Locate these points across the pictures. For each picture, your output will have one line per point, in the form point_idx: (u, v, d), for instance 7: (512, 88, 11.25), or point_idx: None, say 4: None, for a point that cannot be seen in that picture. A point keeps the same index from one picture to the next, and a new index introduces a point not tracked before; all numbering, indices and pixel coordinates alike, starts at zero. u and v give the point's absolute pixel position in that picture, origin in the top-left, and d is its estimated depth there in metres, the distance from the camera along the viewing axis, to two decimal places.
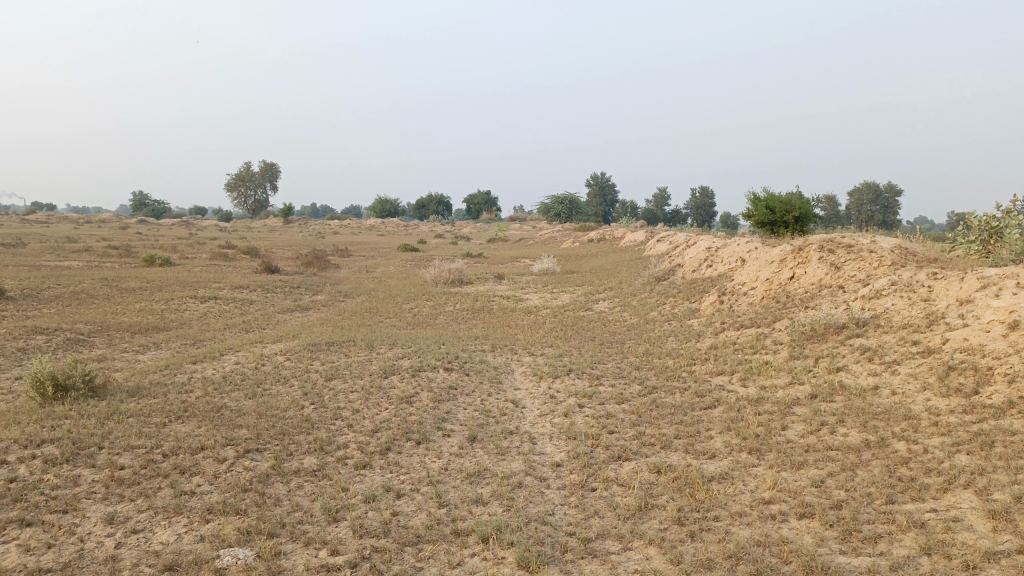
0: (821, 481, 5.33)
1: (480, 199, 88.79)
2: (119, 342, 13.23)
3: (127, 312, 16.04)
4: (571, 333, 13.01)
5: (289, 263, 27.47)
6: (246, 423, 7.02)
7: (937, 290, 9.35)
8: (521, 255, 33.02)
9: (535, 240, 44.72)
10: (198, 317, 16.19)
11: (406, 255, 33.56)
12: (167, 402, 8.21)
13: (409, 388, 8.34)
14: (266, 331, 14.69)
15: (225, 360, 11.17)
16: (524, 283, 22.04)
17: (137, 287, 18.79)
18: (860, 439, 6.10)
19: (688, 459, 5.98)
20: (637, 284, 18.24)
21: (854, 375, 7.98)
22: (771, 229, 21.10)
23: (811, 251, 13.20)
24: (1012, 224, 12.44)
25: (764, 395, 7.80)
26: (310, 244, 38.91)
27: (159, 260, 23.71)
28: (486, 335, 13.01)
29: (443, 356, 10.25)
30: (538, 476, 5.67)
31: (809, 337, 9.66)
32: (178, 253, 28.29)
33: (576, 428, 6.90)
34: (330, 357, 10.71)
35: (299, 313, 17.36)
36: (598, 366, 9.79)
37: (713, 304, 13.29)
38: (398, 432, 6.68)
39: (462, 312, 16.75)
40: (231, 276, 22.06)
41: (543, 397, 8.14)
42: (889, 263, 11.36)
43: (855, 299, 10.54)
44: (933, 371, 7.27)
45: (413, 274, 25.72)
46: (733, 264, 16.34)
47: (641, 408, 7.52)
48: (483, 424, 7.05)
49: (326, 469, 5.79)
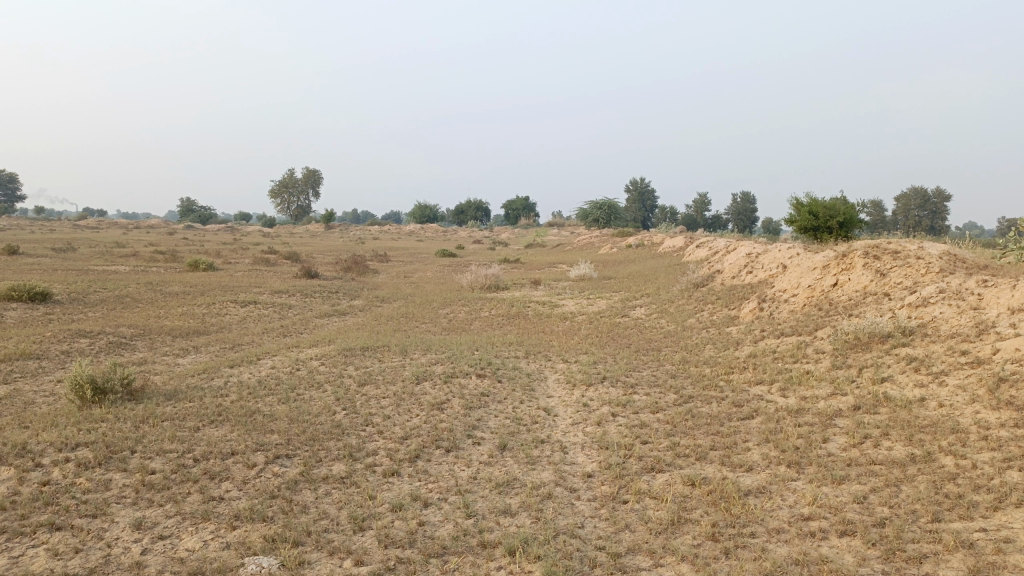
0: (863, 497, 5.11)
1: (519, 205, 88.92)
2: (159, 345, 13.44)
3: (169, 315, 16.31)
4: (607, 340, 12.85)
5: (328, 268, 27.73)
6: (278, 428, 7.03)
7: (987, 298, 9.00)
8: (559, 261, 32.91)
9: (573, 245, 44.60)
10: (238, 322, 16.38)
11: (443, 260, 33.64)
12: (202, 406, 8.27)
13: (441, 395, 8.28)
14: (303, 335, 14.81)
15: (261, 365, 11.26)
16: (560, 289, 21.89)
17: (179, 291, 19.12)
18: (905, 453, 5.85)
19: (723, 471, 5.80)
20: (675, 290, 17.97)
21: (899, 386, 7.70)
22: (813, 234, 20.67)
23: (855, 257, 12.85)
24: None
25: (804, 405, 7.57)
26: (350, 249, 39.31)
27: (202, 265, 24.12)
28: (521, 341, 12.90)
29: (476, 362, 10.18)
30: (568, 487, 5.55)
31: (852, 346, 9.38)
32: (220, 258, 28.75)
33: (609, 437, 6.76)
34: (364, 362, 10.72)
35: (336, 318, 17.46)
36: (633, 373, 9.63)
37: (753, 311, 13.02)
38: (427, 439, 6.62)
39: (498, 318, 16.69)
40: (271, 280, 22.31)
41: (576, 405, 8.01)
42: (936, 270, 10.98)
43: (901, 307, 10.21)
44: (983, 383, 6.96)
45: (450, 279, 25.74)
46: (774, 270, 16.01)
47: (676, 418, 7.35)
48: (514, 432, 6.95)
49: (353, 477, 5.74)
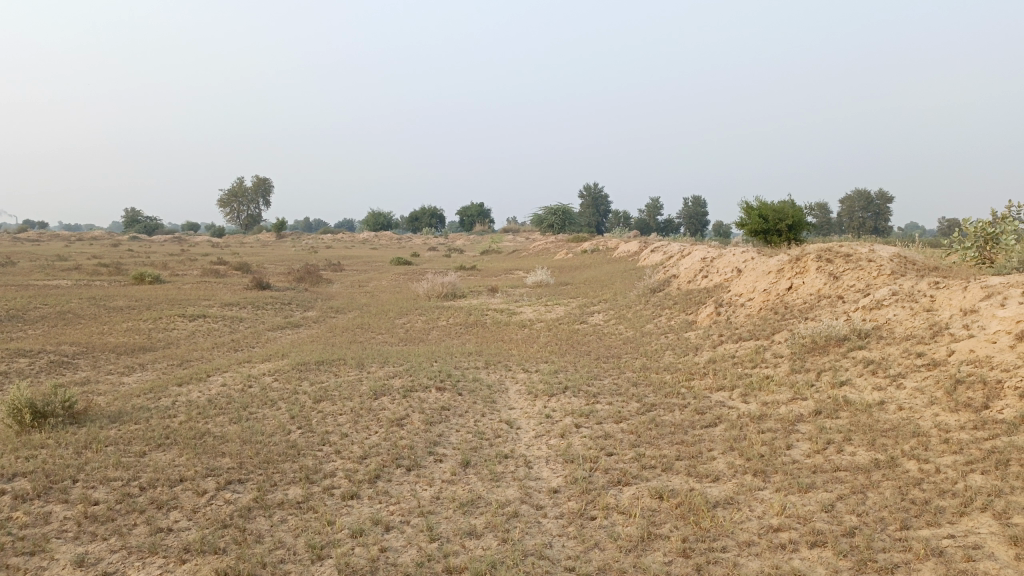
0: (831, 506, 5.08)
1: (473, 211, 88.76)
2: (104, 363, 12.92)
3: (113, 332, 15.72)
4: (567, 348, 12.76)
5: (280, 278, 27.17)
6: (229, 451, 6.75)
7: (939, 299, 9.14)
8: (515, 267, 32.84)
9: (528, 251, 44.63)
10: (187, 337, 15.88)
11: (398, 268, 33.29)
12: (148, 429, 7.91)
13: (400, 410, 8.07)
14: (255, 349, 14.42)
15: (211, 382, 10.88)
16: (517, 296, 21.78)
17: (125, 305, 18.48)
18: (869, 458, 5.86)
19: (690, 483, 5.73)
20: (632, 295, 18.00)
21: (858, 390, 7.74)
22: (764, 237, 20.94)
23: (808, 261, 13.00)
24: (1008, 230, 12.27)
25: (766, 411, 7.56)
26: (302, 258, 38.67)
27: (148, 278, 23.40)
28: (480, 351, 12.73)
29: (435, 374, 9.97)
30: (534, 505, 5.41)
31: (810, 350, 9.43)
32: (168, 270, 27.98)
33: (573, 450, 6.64)
34: (319, 377, 10.42)
35: (289, 331, 17.06)
36: (595, 382, 9.53)
37: (710, 316, 13.07)
38: (387, 458, 6.41)
39: (456, 327, 16.49)
40: (221, 293, 21.75)
41: (539, 417, 7.88)
42: (888, 272, 11.15)
43: (855, 309, 10.32)
44: (940, 385, 7.03)
45: (406, 287, 25.43)
46: (729, 274, 16.14)
47: (640, 428, 7.27)
48: (476, 448, 6.79)
49: (310, 501, 5.51)
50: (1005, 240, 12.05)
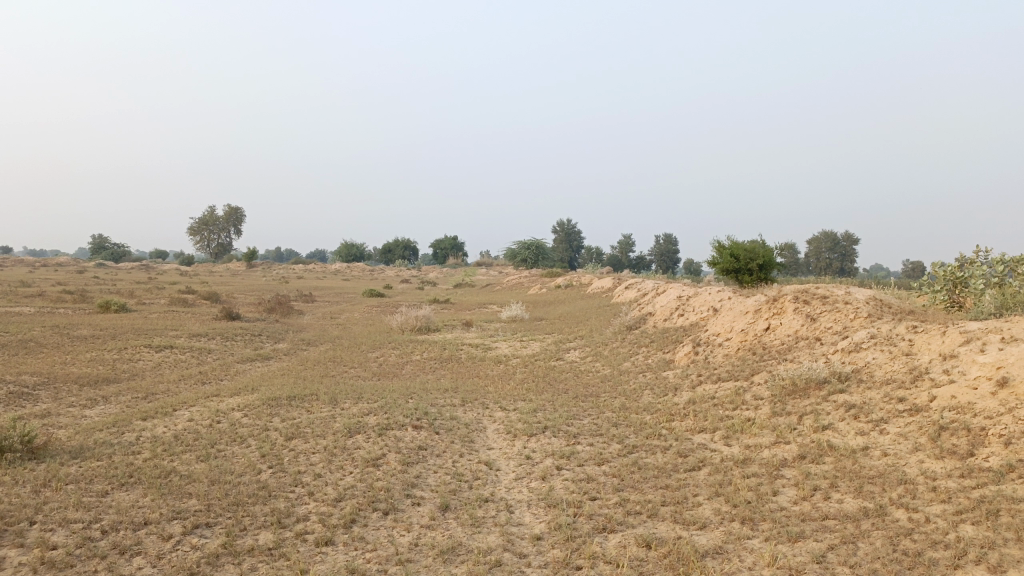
0: (822, 556, 4.96)
1: (447, 244, 88.78)
2: (65, 395, 12.47)
3: (76, 362, 15.25)
4: (544, 385, 12.61)
5: (251, 309, 26.73)
6: (196, 492, 6.46)
7: (917, 343, 9.17)
8: (488, 301, 32.71)
9: (501, 285, 44.56)
10: (153, 368, 15.45)
11: (370, 301, 32.98)
12: (111, 466, 7.58)
13: (375, 449, 7.83)
14: (223, 382, 14.05)
15: (178, 417, 10.53)
16: (492, 331, 21.60)
17: (89, 334, 17.98)
18: (857, 506, 5.76)
19: (677, 530, 5.57)
20: (608, 332, 17.92)
21: (841, 434, 7.67)
22: (736, 276, 21.05)
23: (785, 302, 13.04)
24: (978, 275, 12.42)
25: (749, 455, 7.46)
26: (273, 289, 38.19)
27: (114, 306, 22.87)
28: (456, 387, 12.52)
29: (410, 411, 9.74)
30: (517, 552, 5.21)
31: (790, 392, 9.38)
32: (135, 298, 27.48)
33: (555, 494, 6.45)
34: (290, 413, 10.13)
35: (259, 364, 16.68)
36: (574, 422, 9.37)
37: (688, 355, 13.01)
38: (363, 501, 6.18)
39: (430, 362, 16.25)
40: (189, 323, 21.28)
41: (518, 458, 7.69)
42: (864, 315, 11.20)
43: (834, 352, 10.32)
44: (924, 431, 7.00)
45: (379, 320, 25.13)
46: (705, 313, 16.15)
47: (623, 471, 7.11)
48: (455, 491, 6.58)
49: (282, 548, 5.26)
50: (974, 284, 12.18)
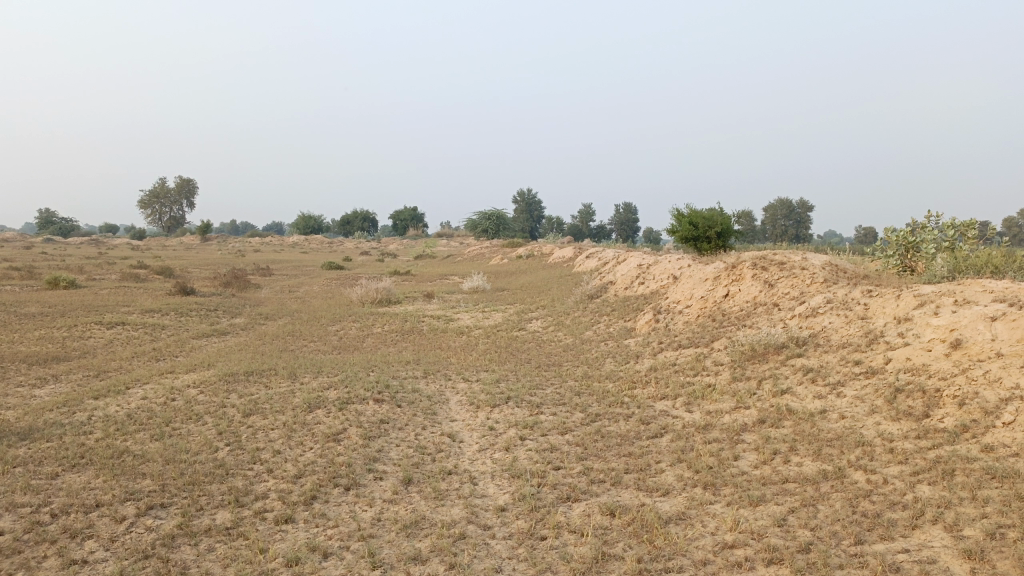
0: (783, 519, 5.02)
1: (407, 215, 87.98)
2: (12, 375, 12.07)
3: (24, 340, 14.75)
4: (506, 356, 12.56)
5: (207, 283, 26.19)
6: (151, 472, 6.28)
7: (873, 307, 9.31)
8: (449, 272, 32.53)
9: (462, 256, 44.37)
10: (104, 346, 15.02)
11: (330, 273, 32.54)
12: (61, 447, 7.34)
13: (336, 424, 7.71)
14: (179, 359, 13.74)
15: (131, 395, 10.25)
16: (453, 302, 21.47)
17: (37, 312, 17.41)
18: (816, 469, 5.84)
19: (641, 497, 5.58)
20: (569, 302, 17.93)
21: (799, 398, 7.76)
22: (694, 244, 21.21)
23: (743, 269, 13.14)
24: (929, 240, 12.65)
25: (710, 421, 7.51)
26: (229, 263, 37.41)
27: (63, 282, 22.18)
28: (417, 359, 12.40)
29: (371, 385, 9.61)
30: (481, 525, 5.17)
31: (749, 357, 9.47)
32: (85, 274, 26.71)
33: (519, 464, 6.43)
34: (248, 389, 9.93)
35: (216, 339, 16.34)
36: (537, 392, 9.35)
37: (649, 323, 13.07)
38: (324, 476, 6.08)
39: (391, 335, 16.08)
40: (142, 299, 20.74)
41: (482, 430, 7.64)
42: (821, 280, 11.35)
43: (791, 317, 10.44)
44: (880, 394, 7.11)
45: (338, 293, 24.80)
46: (665, 281, 16.23)
47: (586, 439, 7.11)
48: (418, 464, 6.51)
49: (241, 527, 5.14)
50: (926, 249, 12.41)
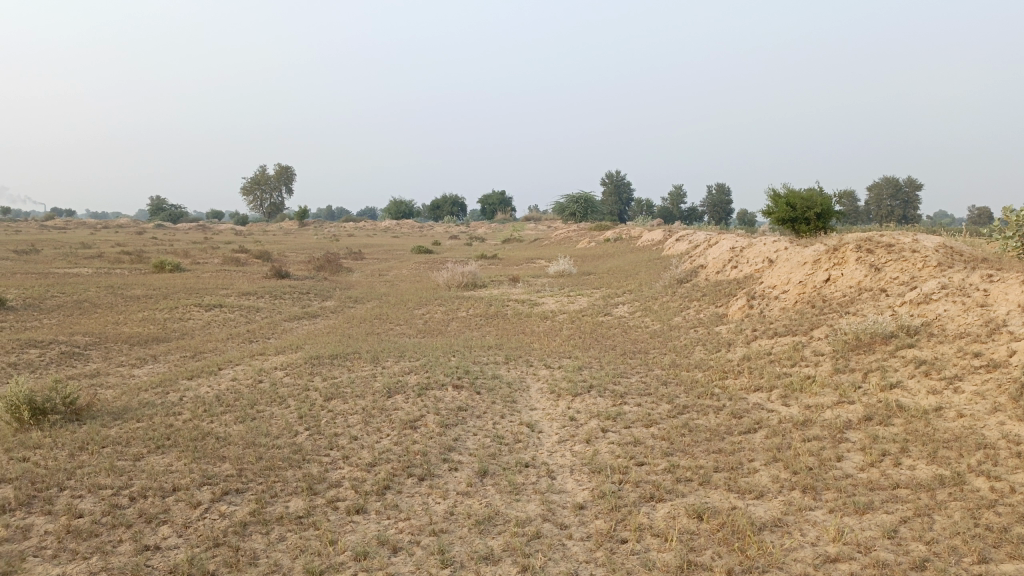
0: (894, 531, 4.51)
1: (495, 199, 88.20)
2: (115, 355, 12.57)
3: (128, 321, 15.39)
4: (591, 342, 12.20)
5: (301, 266, 26.87)
6: (229, 455, 6.28)
7: (994, 294, 8.47)
8: (536, 256, 32.30)
9: (550, 240, 43.95)
10: (201, 327, 15.51)
11: (418, 257, 32.81)
12: (149, 427, 7.50)
13: (414, 410, 7.57)
14: (270, 341, 14.02)
15: (221, 376, 10.46)
16: (539, 286, 21.21)
17: (142, 294, 18.18)
18: (931, 474, 5.27)
19: (732, 500, 5.15)
20: (658, 286, 17.35)
21: (910, 393, 7.10)
22: (792, 225, 20.17)
23: (847, 251, 12.30)
24: None
25: (809, 416, 6.95)
26: (323, 247, 38.28)
27: (169, 266, 23.15)
28: (500, 344, 12.20)
29: (452, 370, 9.44)
30: (558, 523, 4.89)
31: (853, 348, 8.78)
32: (189, 258, 27.90)
33: (600, 459, 6.10)
34: (331, 372, 9.95)
35: (306, 322, 16.63)
36: (621, 380, 8.97)
37: (742, 309, 12.43)
38: (398, 466, 5.92)
39: (476, 319, 15.96)
40: (239, 282, 21.39)
41: (563, 420, 7.35)
42: (934, 264, 10.45)
43: (901, 304, 9.65)
44: (1004, 390, 6.42)
45: (426, 276, 24.96)
46: (760, 265, 15.46)
47: (672, 433, 6.70)
48: (495, 455, 6.28)
49: (312, 516, 5.03)
50: None
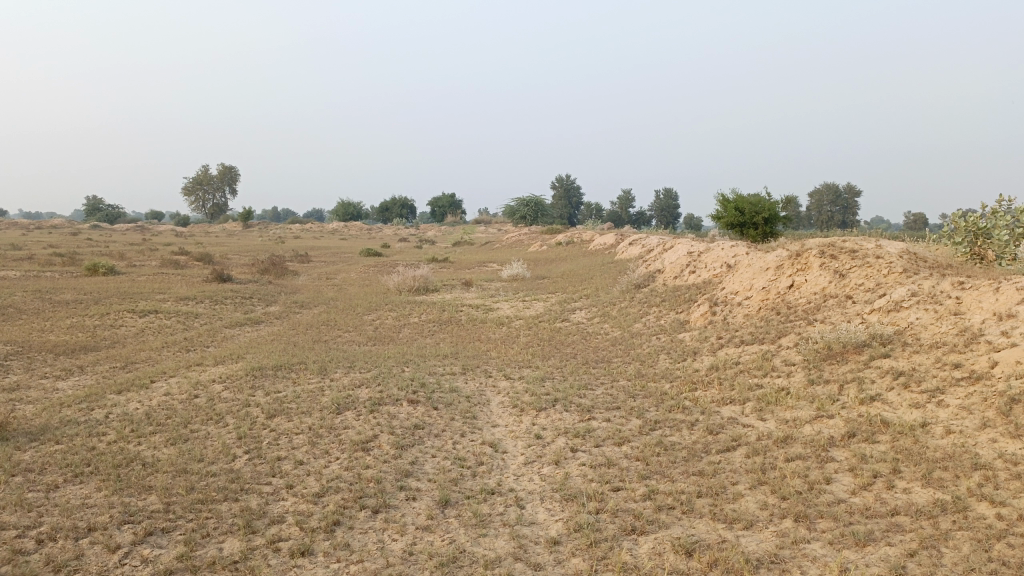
0: (901, 567, 4.10)
1: (445, 201, 87.43)
2: (39, 366, 11.58)
3: (54, 329, 14.33)
4: (551, 349, 11.70)
5: (244, 269, 25.81)
6: (158, 485, 5.59)
7: (966, 302, 8.24)
8: (488, 260, 31.80)
9: (500, 243, 43.44)
10: (135, 335, 14.51)
11: (367, 261, 31.88)
12: (68, 451, 6.70)
13: (365, 430, 6.94)
14: (209, 350, 13.18)
15: (154, 390, 9.62)
16: (493, 291, 20.65)
17: (71, 299, 17.04)
18: (929, 498, 4.90)
19: (720, 531, 4.70)
20: (614, 291, 16.96)
21: (892, 407, 6.76)
22: (740, 230, 20.07)
23: (810, 257, 12.05)
24: (1001, 225, 11.46)
25: (789, 432, 6.56)
26: (269, 249, 37.00)
27: (103, 268, 21.94)
28: (456, 352, 11.61)
29: (406, 383, 8.82)
30: (532, 564, 4.35)
31: (826, 357, 8.45)
32: (125, 260, 26.55)
33: (572, 484, 5.59)
34: (275, 385, 9.23)
35: (249, 328, 15.78)
36: (586, 393, 8.48)
37: (704, 315, 12.08)
38: (349, 496, 5.31)
39: (429, 325, 15.35)
40: (178, 286, 20.27)
41: (527, 439, 6.81)
42: (899, 270, 10.25)
43: (870, 312, 9.38)
44: (991, 405, 6.11)
45: (375, 280, 24.22)
46: (719, 271, 15.19)
47: (647, 452, 6.23)
48: (457, 481, 5.71)
49: (250, 561, 4.40)
50: (999, 236, 11.27)
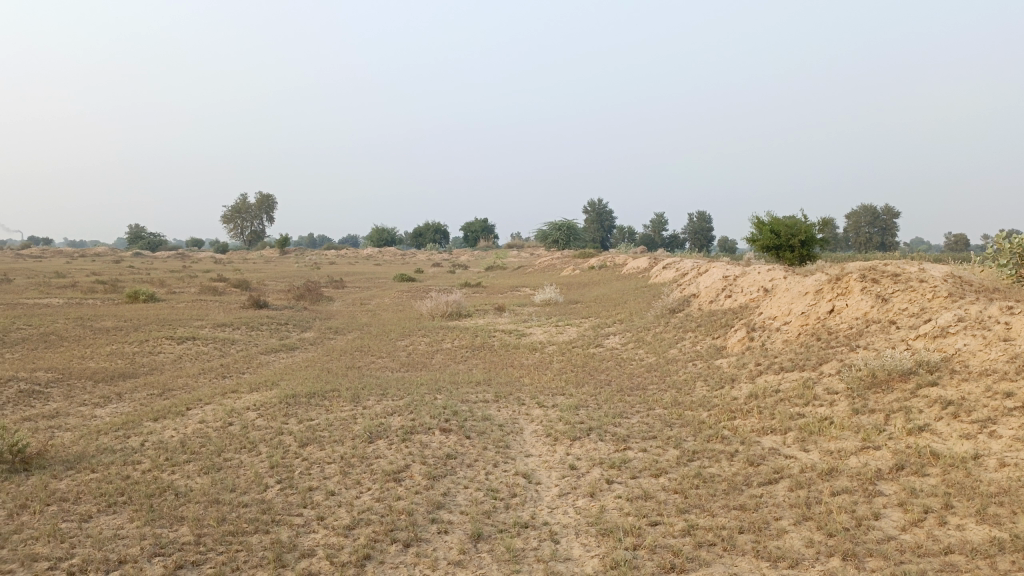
0: None
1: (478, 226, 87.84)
2: (79, 393, 11.74)
3: (95, 356, 14.55)
4: (585, 376, 11.55)
5: (280, 296, 26.08)
6: (189, 515, 5.56)
7: (1016, 327, 7.94)
8: (521, 284, 31.75)
9: (534, 267, 43.41)
10: (173, 362, 14.67)
11: (401, 286, 32.04)
12: (103, 480, 6.72)
13: (397, 459, 6.87)
14: (244, 376, 13.26)
15: (189, 417, 9.66)
16: (526, 316, 20.55)
17: (112, 326, 17.33)
18: (985, 536, 4.66)
19: (763, 570, 4.51)
20: (649, 316, 16.75)
21: (942, 437, 6.50)
22: (776, 253, 19.77)
23: (850, 281, 11.78)
24: None
25: (834, 464, 6.33)
26: (304, 275, 37.36)
27: (143, 295, 22.32)
28: (489, 379, 11.51)
29: (439, 411, 8.73)
30: None
31: (870, 385, 8.19)
32: (165, 287, 27.00)
33: (608, 517, 5.44)
34: (308, 413, 9.21)
35: (284, 355, 15.87)
36: (622, 422, 8.32)
37: (742, 341, 11.84)
38: (381, 529, 5.22)
39: (461, 351, 15.29)
40: (216, 312, 20.51)
41: (562, 469, 6.67)
42: (944, 294, 9.94)
43: (915, 338, 9.10)
44: None
45: (408, 306, 24.30)
46: (756, 295, 14.92)
47: (686, 485, 6.05)
48: (489, 513, 5.59)
49: None
50: None
